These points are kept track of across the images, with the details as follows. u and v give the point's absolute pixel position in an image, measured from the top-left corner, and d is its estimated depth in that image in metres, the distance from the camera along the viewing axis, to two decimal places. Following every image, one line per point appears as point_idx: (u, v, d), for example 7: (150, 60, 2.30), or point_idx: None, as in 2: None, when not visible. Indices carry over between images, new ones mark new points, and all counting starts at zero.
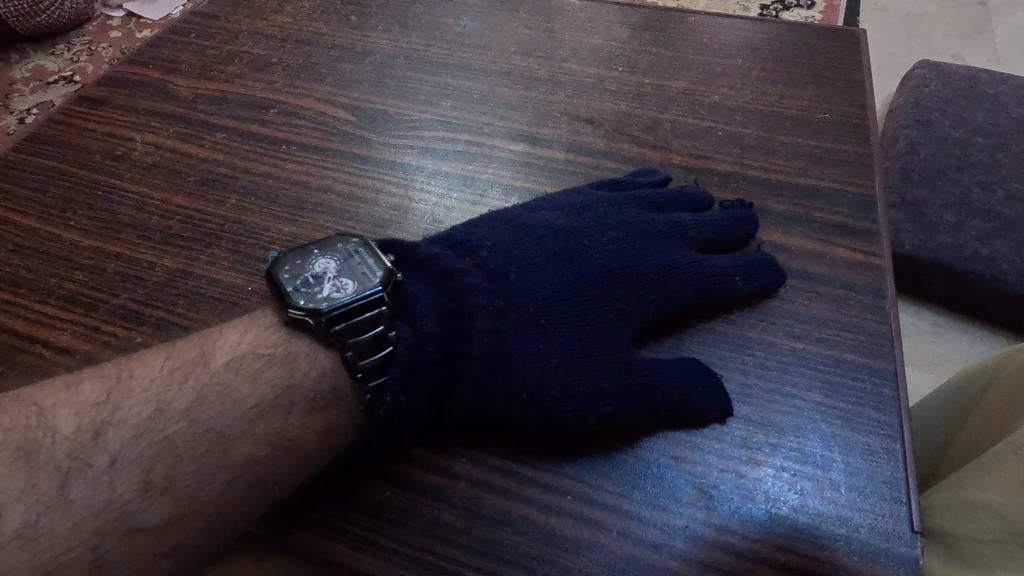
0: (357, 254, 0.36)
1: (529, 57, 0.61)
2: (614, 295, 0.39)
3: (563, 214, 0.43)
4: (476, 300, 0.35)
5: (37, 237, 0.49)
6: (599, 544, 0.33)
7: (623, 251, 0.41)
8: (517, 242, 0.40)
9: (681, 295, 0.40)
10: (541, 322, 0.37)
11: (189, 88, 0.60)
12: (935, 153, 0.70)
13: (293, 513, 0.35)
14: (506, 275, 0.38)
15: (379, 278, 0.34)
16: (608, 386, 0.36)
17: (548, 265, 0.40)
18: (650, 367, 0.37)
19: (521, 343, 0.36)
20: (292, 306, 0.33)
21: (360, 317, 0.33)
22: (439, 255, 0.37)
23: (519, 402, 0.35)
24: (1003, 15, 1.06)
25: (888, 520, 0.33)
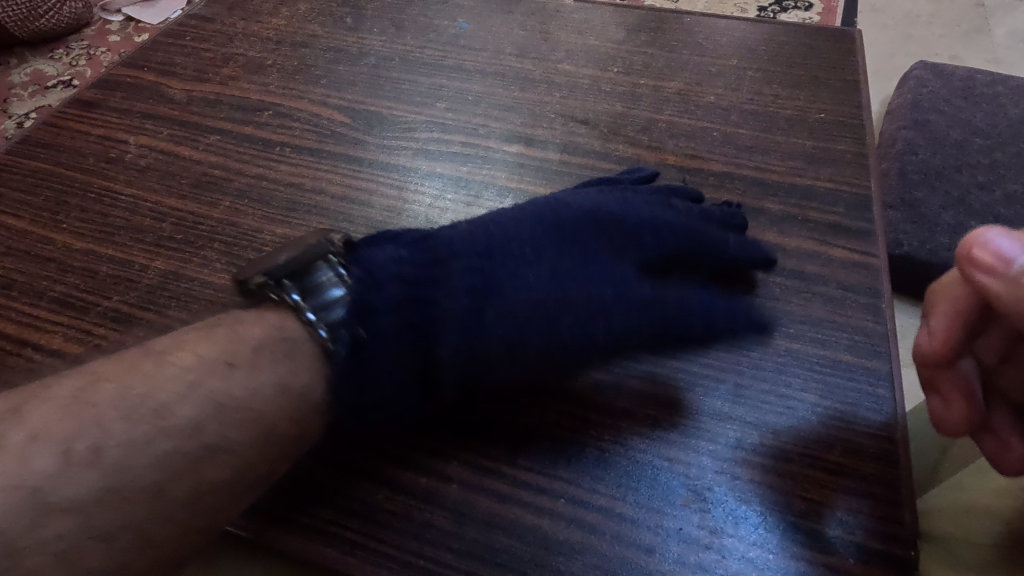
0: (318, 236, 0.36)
1: (525, 59, 0.61)
2: (597, 234, 0.41)
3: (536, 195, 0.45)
4: (451, 248, 0.37)
5: (29, 239, 0.48)
6: (592, 547, 0.33)
7: (598, 199, 0.43)
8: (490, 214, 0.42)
9: (663, 265, 0.41)
10: (525, 259, 0.38)
11: (184, 91, 0.59)
12: (932, 153, 0.70)
13: (282, 517, 0.35)
14: (481, 231, 0.39)
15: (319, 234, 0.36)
16: (607, 301, 0.36)
17: (521, 222, 0.41)
18: (648, 290, 0.37)
19: (506, 279, 0.37)
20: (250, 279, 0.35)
21: (305, 266, 0.35)
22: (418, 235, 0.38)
23: (516, 329, 0.35)
24: (1001, 15, 1.06)
25: (883, 522, 0.33)
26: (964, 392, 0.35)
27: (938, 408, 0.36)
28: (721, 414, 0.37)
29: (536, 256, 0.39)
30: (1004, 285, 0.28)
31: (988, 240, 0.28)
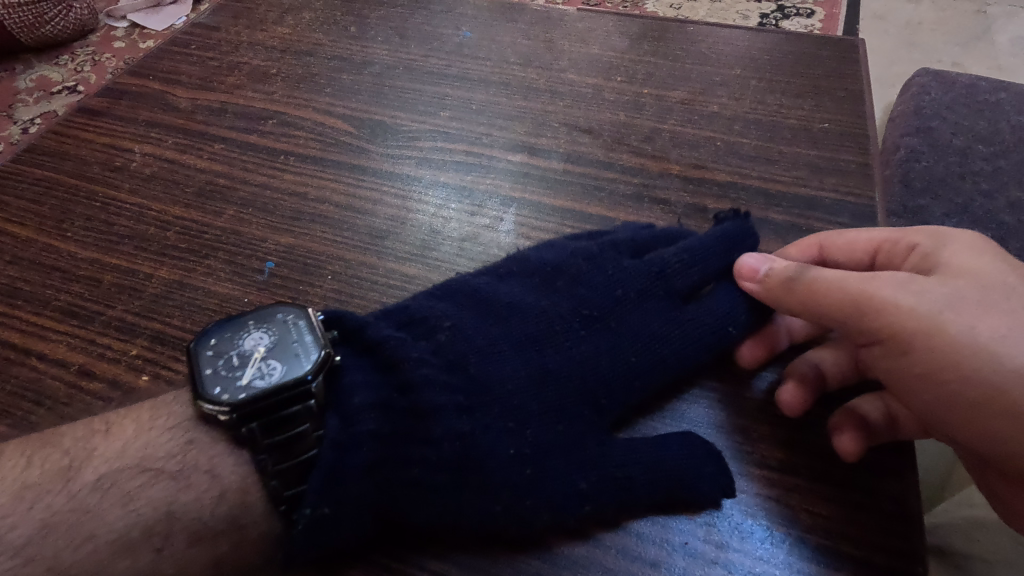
0: (301, 330, 0.35)
1: (527, 68, 0.61)
2: (583, 288, 0.40)
3: (541, 293, 0.40)
4: (422, 373, 0.35)
5: (33, 248, 0.48)
6: (597, 560, 0.32)
7: (582, 295, 0.40)
8: (483, 326, 0.38)
9: (634, 340, 0.39)
10: (507, 349, 0.37)
11: (189, 99, 0.60)
12: (935, 161, 0.68)
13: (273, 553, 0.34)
14: (466, 362, 0.36)
15: (315, 362, 0.33)
16: (595, 348, 0.38)
17: (504, 319, 0.39)
18: (625, 335, 0.39)
19: (491, 367, 0.36)
20: (207, 400, 0.32)
21: (277, 399, 0.32)
22: (391, 339, 0.36)
23: (504, 393, 0.36)
24: (1001, 23, 1.06)
25: (894, 537, 0.32)
26: (801, 381, 0.37)
27: (795, 393, 0.36)
28: (726, 427, 0.37)
29: (540, 368, 0.37)
30: (758, 288, 0.39)
31: (744, 260, 0.40)
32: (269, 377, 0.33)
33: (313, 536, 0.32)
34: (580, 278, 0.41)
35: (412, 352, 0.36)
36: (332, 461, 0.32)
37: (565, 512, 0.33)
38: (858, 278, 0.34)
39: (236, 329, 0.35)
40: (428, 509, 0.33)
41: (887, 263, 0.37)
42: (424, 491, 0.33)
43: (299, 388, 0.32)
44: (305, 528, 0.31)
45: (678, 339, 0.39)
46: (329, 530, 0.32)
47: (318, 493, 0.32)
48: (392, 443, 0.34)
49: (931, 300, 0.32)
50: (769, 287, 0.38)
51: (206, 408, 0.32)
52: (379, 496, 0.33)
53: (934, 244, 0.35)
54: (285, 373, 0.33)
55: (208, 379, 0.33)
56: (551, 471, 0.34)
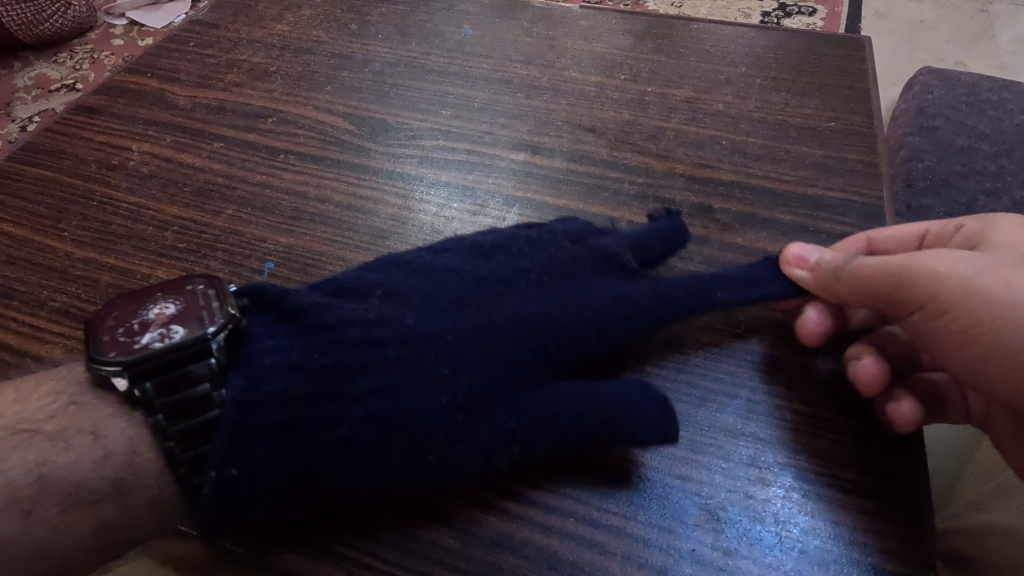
0: (205, 296, 0.33)
1: (529, 65, 0.60)
2: (524, 253, 0.41)
3: (476, 258, 0.41)
4: (348, 334, 0.35)
5: (29, 248, 0.48)
6: (602, 567, 0.32)
7: (523, 261, 0.40)
8: (416, 287, 0.38)
9: (579, 298, 0.39)
10: (437, 308, 0.37)
11: (187, 97, 0.59)
12: (938, 160, 0.68)
13: (263, 557, 0.33)
14: (397, 320, 0.36)
15: (216, 325, 0.32)
16: (534, 306, 0.38)
17: (439, 281, 0.39)
18: (575, 294, 0.39)
19: (417, 326, 0.36)
20: (102, 361, 0.31)
21: (169, 359, 0.31)
22: (315, 305, 0.37)
23: (435, 350, 0.35)
24: (1004, 21, 1.06)
25: (907, 544, 0.32)
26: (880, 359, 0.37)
27: (874, 365, 0.36)
28: (732, 430, 0.36)
29: (486, 326, 0.36)
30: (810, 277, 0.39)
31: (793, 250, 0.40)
32: (168, 339, 0.31)
33: (220, 493, 0.31)
34: (526, 245, 0.41)
35: (334, 316, 0.36)
36: (235, 419, 0.31)
37: (497, 455, 0.34)
38: (898, 256, 0.34)
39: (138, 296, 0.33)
40: (356, 472, 0.32)
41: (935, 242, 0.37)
42: (350, 449, 0.32)
43: (198, 346, 0.31)
44: (211, 490, 0.31)
45: (631, 307, 0.39)
46: (236, 486, 0.31)
47: (223, 449, 0.31)
48: (309, 401, 0.33)
49: (969, 266, 0.32)
50: (819, 276, 0.38)
51: (102, 370, 0.31)
52: (302, 458, 0.32)
53: (976, 224, 0.36)
54: (188, 334, 0.32)
55: (105, 342, 0.31)
56: (479, 424, 0.34)
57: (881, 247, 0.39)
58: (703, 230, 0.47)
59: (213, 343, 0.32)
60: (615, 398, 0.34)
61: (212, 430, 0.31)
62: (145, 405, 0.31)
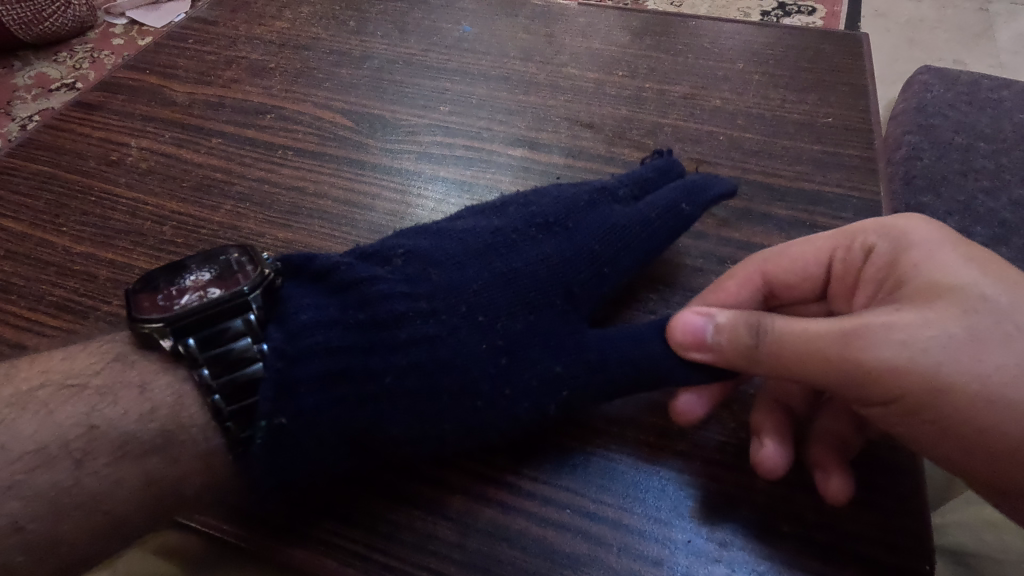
0: (239, 262, 0.34)
1: (528, 62, 0.61)
2: (533, 206, 0.43)
3: (483, 217, 0.43)
4: (378, 289, 0.35)
5: (28, 242, 0.48)
6: (598, 559, 0.32)
7: (528, 212, 0.42)
8: (436, 245, 0.39)
9: (589, 238, 0.41)
10: (460, 259, 0.38)
11: (186, 93, 0.59)
12: (937, 159, 0.68)
13: (261, 547, 0.33)
14: (425, 276, 0.37)
15: (252, 281, 0.33)
16: (551, 250, 0.40)
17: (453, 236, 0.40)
18: (587, 235, 0.41)
19: (449, 280, 0.37)
20: (145, 321, 0.31)
21: (212, 316, 0.32)
22: (341, 265, 0.36)
23: (468, 302, 0.36)
24: (1003, 20, 1.06)
25: (901, 537, 0.32)
26: (780, 438, 0.34)
27: (777, 452, 0.33)
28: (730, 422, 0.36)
29: (512, 274, 0.38)
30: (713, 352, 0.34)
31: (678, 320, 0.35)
32: (208, 296, 0.32)
33: (277, 441, 0.32)
34: (530, 200, 0.44)
35: (363, 273, 0.36)
36: (278, 371, 0.32)
37: (545, 397, 0.35)
38: (840, 344, 0.30)
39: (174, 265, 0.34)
40: (406, 426, 0.34)
41: (845, 269, 0.36)
42: (394, 402, 0.33)
43: (237, 301, 0.32)
44: (263, 443, 0.32)
45: (640, 231, 0.42)
46: (290, 433, 0.32)
47: (274, 403, 0.32)
48: (351, 355, 0.33)
49: (925, 346, 0.29)
50: (726, 354, 0.33)
51: (144, 329, 0.32)
52: (348, 414, 0.33)
53: (890, 247, 0.33)
54: (225, 292, 0.32)
55: (146, 306, 0.32)
56: (522, 367, 0.35)
57: (779, 276, 0.38)
58: (700, 225, 0.47)
59: (252, 299, 0.33)
60: (650, 348, 0.35)
61: (256, 383, 0.32)
62: (189, 360, 0.32)
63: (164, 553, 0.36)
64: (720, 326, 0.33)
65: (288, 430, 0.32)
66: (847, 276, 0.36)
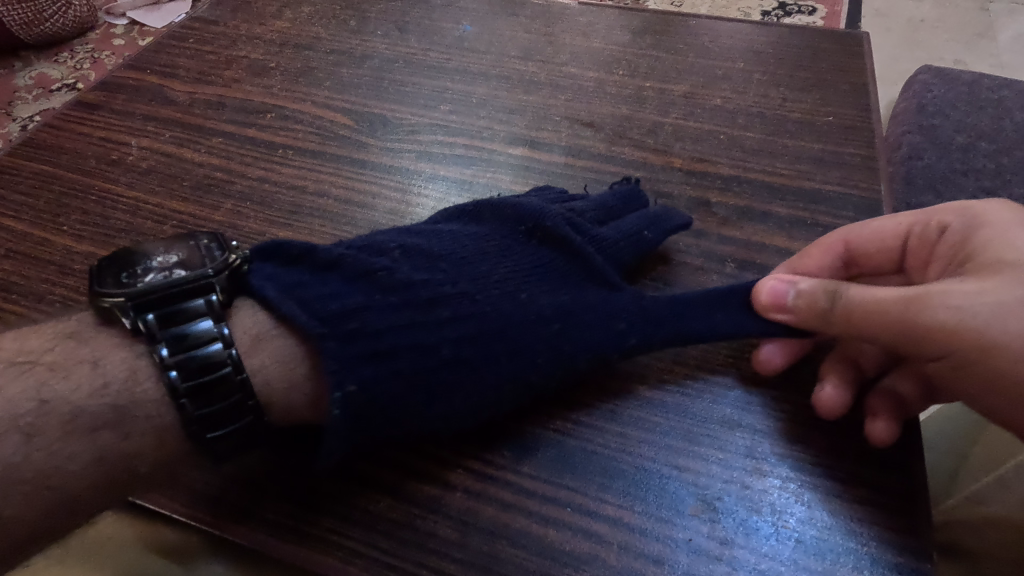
0: (207, 247, 0.35)
1: (528, 61, 0.61)
2: (518, 206, 0.42)
3: (458, 222, 0.43)
4: (403, 276, 0.36)
5: (29, 242, 0.48)
6: (599, 558, 0.32)
7: (507, 217, 0.42)
8: (436, 242, 0.40)
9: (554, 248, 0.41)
10: (467, 258, 0.39)
11: (187, 93, 0.59)
12: (938, 158, 0.68)
13: (259, 544, 0.33)
14: (440, 267, 0.38)
15: (216, 264, 0.34)
16: (556, 253, 0.41)
17: (449, 237, 0.40)
18: (582, 238, 0.41)
19: (473, 270, 0.38)
20: (106, 294, 0.32)
21: (175, 294, 0.32)
22: (347, 256, 0.36)
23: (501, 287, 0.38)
24: (1003, 20, 1.06)
25: (901, 535, 0.32)
26: (841, 385, 0.36)
27: (835, 395, 0.35)
28: (731, 420, 0.36)
29: (538, 266, 0.40)
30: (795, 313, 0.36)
31: (763, 284, 0.38)
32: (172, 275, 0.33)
33: (242, 422, 0.31)
34: (506, 205, 0.43)
35: (376, 263, 0.36)
36: (340, 342, 0.32)
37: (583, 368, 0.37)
38: (902, 304, 0.32)
39: (139, 249, 0.35)
40: (464, 396, 0.35)
41: (921, 244, 0.37)
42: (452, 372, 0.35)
43: (199, 282, 0.33)
44: (340, 413, 0.31)
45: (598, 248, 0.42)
46: (253, 414, 0.31)
47: (342, 371, 0.32)
48: (407, 330, 0.34)
49: (980, 311, 0.31)
50: (803, 314, 0.36)
51: (105, 302, 0.32)
52: (409, 386, 0.34)
53: (966, 225, 0.35)
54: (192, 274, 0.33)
55: (108, 282, 0.33)
56: (569, 340, 0.37)
57: (861, 246, 0.39)
58: (701, 223, 0.47)
59: (215, 281, 0.33)
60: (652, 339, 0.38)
61: (214, 363, 0.31)
62: (147, 337, 0.32)
63: (165, 551, 0.35)
64: (799, 292, 0.36)
65: (259, 412, 0.32)
66: (922, 251, 0.37)
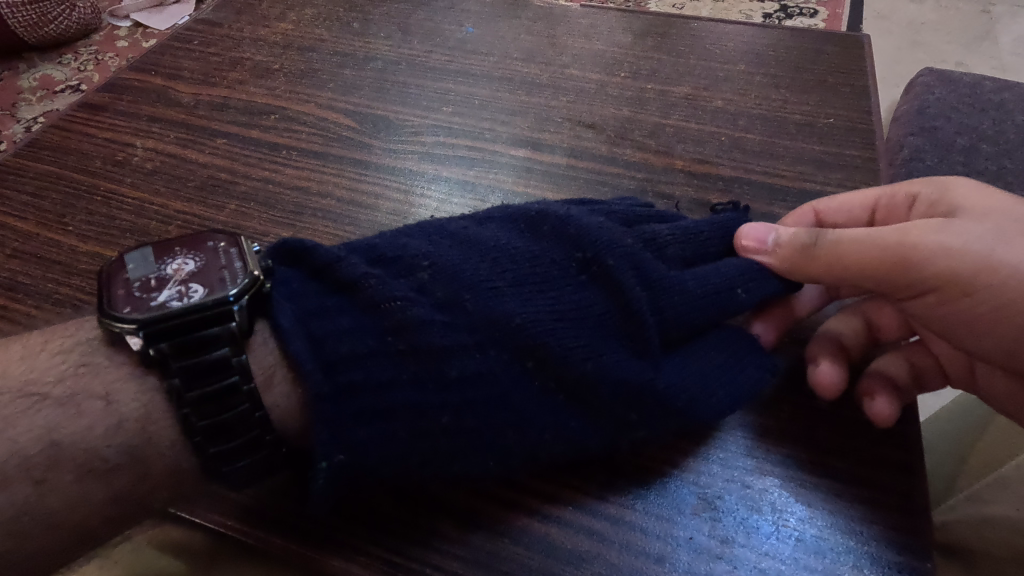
0: (230, 258, 0.34)
1: (530, 63, 0.61)
2: (575, 236, 0.37)
3: (509, 233, 0.38)
4: (417, 313, 0.33)
5: (35, 242, 0.48)
6: (600, 556, 0.32)
7: (564, 239, 0.37)
8: (466, 262, 0.36)
9: (612, 290, 0.36)
10: (499, 286, 0.35)
11: (191, 95, 0.59)
12: (939, 160, 0.68)
13: (265, 539, 0.33)
14: (460, 301, 0.34)
15: (241, 287, 0.32)
16: (595, 289, 0.36)
17: (475, 249, 0.37)
18: (648, 274, 0.36)
19: (495, 304, 0.34)
20: (118, 318, 0.31)
21: (192, 322, 0.31)
22: (368, 278, 0.34)
23: (520, 337, 0.33)
24: (1005, 23, 1.06)
25: (902, 533, 0.32)
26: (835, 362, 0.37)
27: (832, 373, 0.36)
28: (732, 421, 0.36)
29: (565, 308, 0.35)
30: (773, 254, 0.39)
31: (746, 229, 0.40)
32: (190, 298, 0.31)
33: (258, 457, 0.31)
34: (565, 225, 0.38)
35: (397, 291, 0.34)
36: (329, 405, 0.31)
37: (603, 428, 0.34)
38: (887, 234, 0.36)
39: (154, 259, 0.34)
40: (469, 458, 0.33)
41: (889, 214, 0.40)
42: (454, 436, 0.33)
43: (221, 308, 0.31)
44: (327, 482, 0.31)
45: (669, 301, 0.36)
46: (270, 449, 0.32)
47: (330, 440, 0.31)
48: (405, 387, 0.32)
49: (969, 236, 0.35)
50: (784, 255, 0.38)
51: (115, 328, 0.31)
52: (409, 449, 0.32)
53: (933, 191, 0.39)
54: (208, 295, 0.31)
55: (121, 300, 0.31)
56: (574, 402, 0.34)
57: (832, 219, 0.42)
58: None
59: (237, 306, 0.32)
60: (676, 387, 0.34)
61: (230, 397, 0.31)
62: (160, 366, 0.30)
63: (170, 549, 0.36)
64: (779, 237, 0.39)
65: (275, 445, 0.32)
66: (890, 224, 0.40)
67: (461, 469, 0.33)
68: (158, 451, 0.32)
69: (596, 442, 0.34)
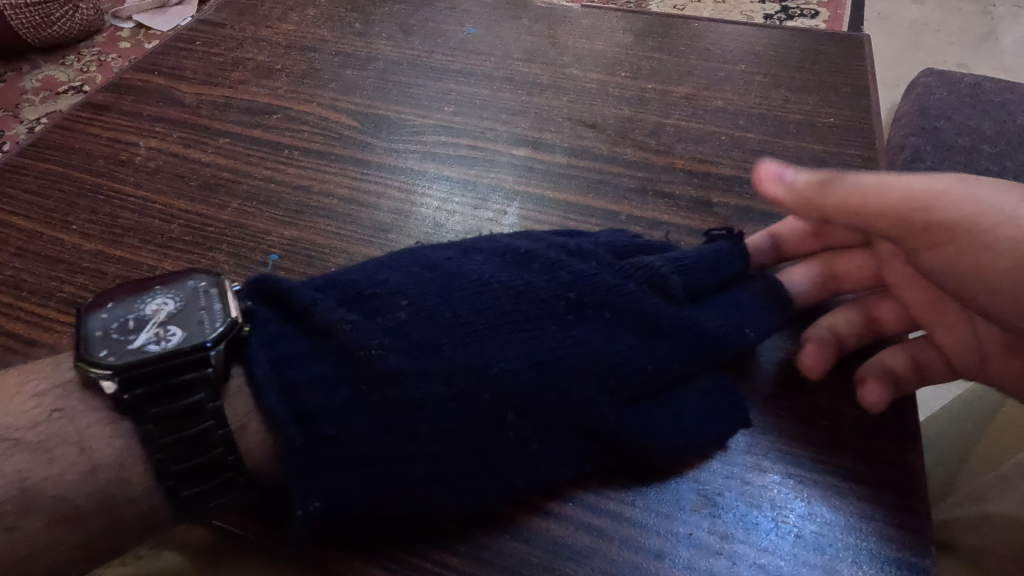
0: (210, 299, 0.33)
1: (531, 64, 0.61)
2: (557, 279, 0.36)
3: (497, 261, 0.38)
4: (390, 363, 0.32)
5: (38, 241, 0.49)
6: (598, 552, 0.32)
7: (548, 273, 0.37)
8: (443, 299, 0.35)
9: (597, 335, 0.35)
10: (481, 329, 0.34)
11: (194, 95, 0.60)
12: (940, 160, 0.68)
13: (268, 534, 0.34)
14: (436, 347, 0.33)
15: (217, 332, 0.32)
16: (580, 335, 0.34)
17: (452, 276, 0.36)
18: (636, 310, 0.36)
19: (475, 349, 0.33)
20: (94, 362, 0.30)
21: (168, 367, 0.30)
22: (342, 324, 0.33)
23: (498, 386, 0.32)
24: (1007, 23, 1.06)
25: (900, 530, 0.32)
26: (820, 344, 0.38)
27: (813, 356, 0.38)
28: None
29: (547, 359, 0.33)
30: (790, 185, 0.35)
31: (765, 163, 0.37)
32: (167, 342, 0.31)
33: (233, 496, 0.31)
34: (546, 268, 0.37)
35: (371, 340, 0.32)
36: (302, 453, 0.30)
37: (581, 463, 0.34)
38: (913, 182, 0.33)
39: (132, 300, 0.33)
40: (451, 499, 0.32)
41: None
42: (436, 481, 0.31)
43: (197, 354, 0.31)
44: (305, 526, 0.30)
45: (652, 347, 0.35)
46: (242, 490, 0.31)
47: (306, 490, 0.30)
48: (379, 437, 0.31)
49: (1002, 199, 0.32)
50: (800, 186, 0.35)
51: (91, 372, 0.30)
52: (387, 493, 0.31)
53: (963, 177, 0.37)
54: (185, 339, 0.31)
55: (99, 344, 0.31)
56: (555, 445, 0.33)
57: None
58: (701, 223, 0.47)
59: (214, 353, 0.31)
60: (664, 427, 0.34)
61: (205, 440, 0.30)
62: (135, 412, 0.30)
63: None
64: (799, 172, 0.36)
65: (248, 484, 0.31)
66: None
67: (437, 512, 0.32)
68: (128, 492, 0.30)
69: (569, 473, 0.34)
